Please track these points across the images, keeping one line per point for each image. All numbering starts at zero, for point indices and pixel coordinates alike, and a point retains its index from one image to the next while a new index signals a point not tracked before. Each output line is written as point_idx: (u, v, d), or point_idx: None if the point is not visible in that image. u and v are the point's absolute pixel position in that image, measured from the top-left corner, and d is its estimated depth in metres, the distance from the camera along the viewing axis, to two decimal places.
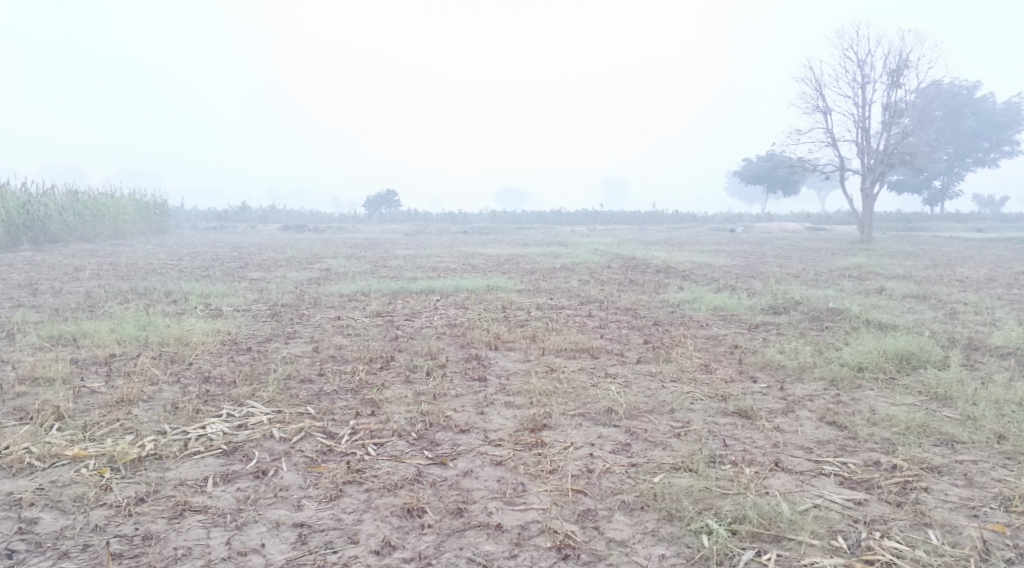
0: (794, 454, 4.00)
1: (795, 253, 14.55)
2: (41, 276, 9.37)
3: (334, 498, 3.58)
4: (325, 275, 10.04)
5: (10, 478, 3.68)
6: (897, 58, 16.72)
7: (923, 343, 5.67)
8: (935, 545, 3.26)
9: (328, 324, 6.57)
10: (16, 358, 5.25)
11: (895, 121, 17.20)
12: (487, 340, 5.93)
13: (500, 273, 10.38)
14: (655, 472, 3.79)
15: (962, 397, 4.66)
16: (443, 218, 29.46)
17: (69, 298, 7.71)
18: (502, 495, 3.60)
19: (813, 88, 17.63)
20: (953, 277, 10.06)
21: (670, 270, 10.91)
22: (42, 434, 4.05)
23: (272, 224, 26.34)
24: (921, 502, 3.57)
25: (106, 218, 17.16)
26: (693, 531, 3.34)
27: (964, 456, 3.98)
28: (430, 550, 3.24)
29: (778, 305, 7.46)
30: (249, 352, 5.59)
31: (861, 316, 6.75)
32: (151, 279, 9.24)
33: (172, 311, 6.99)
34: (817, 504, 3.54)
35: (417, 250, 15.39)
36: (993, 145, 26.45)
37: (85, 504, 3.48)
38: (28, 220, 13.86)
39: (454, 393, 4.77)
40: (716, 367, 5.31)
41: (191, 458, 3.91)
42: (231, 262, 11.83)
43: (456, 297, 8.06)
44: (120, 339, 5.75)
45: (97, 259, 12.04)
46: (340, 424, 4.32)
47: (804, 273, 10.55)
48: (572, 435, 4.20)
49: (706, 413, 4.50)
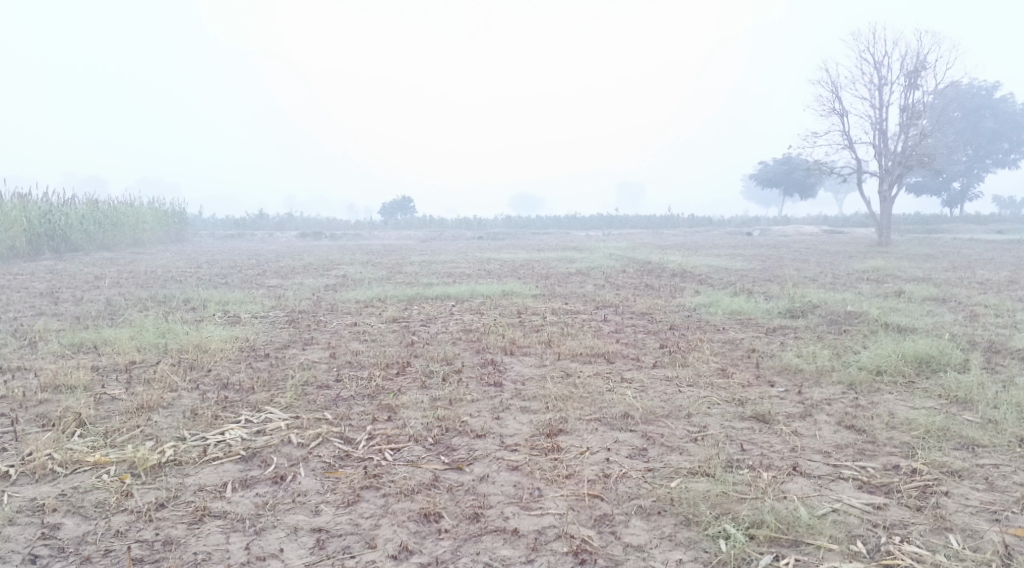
0: (812, 458, 3.97)
1: (812, 256, 14.43)
2: (62, 285, 9.49)
3: (351, 503, 3.60)
4: (342, 282, 10.11)
5: (33, 485, 3.73)
6: (915, 59, 16.57)
7: (943, 346, 5.60)
8: (956, 550, 3.23)
9: (345, 330, 6.61)
10: (39, 365, 5.33)
11: (913, 123, 17.06)
12: (503, 345, 5.94)
13: (515, 278, 10.42)
14: (672, 477, 3.78)
15: (983, 400, 4.62)
16: (458, 223, 29.58)
17: (90, 306, 7.81)
18: (518, 500, 3.60)
19: (830, 90, 17.48)
20: (973, 280, 9.92)
21: (686, 274, 10.86)
22: (64, 441, 4.10)
23: (288, 231, 26.54)
24: (941, 507, 3.53)
25: (125, 226, 17.37)
26: (710, 536, 3.33)
27: (985, 460, 3.94)
28: (447, 555, 3.25)
29: (796, 309, 7.41)
30: (266, 359, 5.64)
31: (880, 319, 6.69)
32: (170, 287, 9.33)
33: (191, 318, 7.06)
34: (835, 509, 3.52)
35: (432, 255, 15.48)
36: (1013, 146, 26.14)
37: (106, 509, 3.52)
38: (49, 230, 14.10)
39: (470, 399, 4.78)
40: (734, 372, 5.29)
41: (210, 464, 3.94)
42: (249, 270, 11.93)
43: (472, 302, 8.09)
44: (140, 346, 5.82)
45: (117, 267, 12.19)
46: (357, 429, 4.34)
47: (821, 277, 10.47)
48: (588, 440, 4.19)
49: (723, 417, 4.48)
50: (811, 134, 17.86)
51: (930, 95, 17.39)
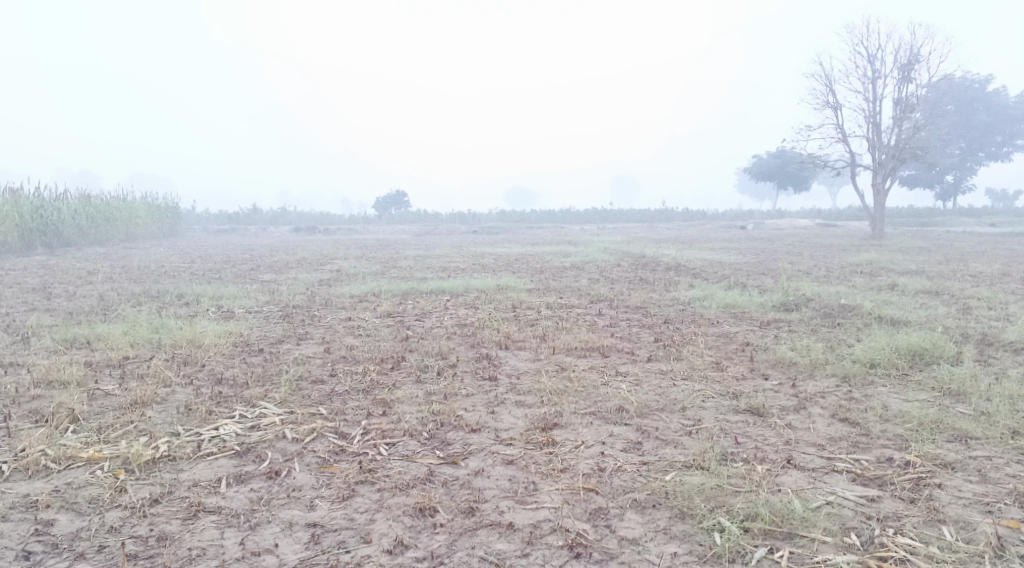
0: (806, 452, 3.98)
1: (806, 250, 14.43)
2: (55, 280, 9.46)
3: (346, 498, 3.59)
4: (336, 276, 10.08)
5: (26, 481, 3.72)
6: (908, 53, 16.60)
7: (936, 339, 5.62)
8: (949, 542, 3.24)
9: (339, 325, 6.61)
10: (32, 361, 5.31)
11: (907, 116, 17.09)
12: (498, 339, 5.95)
13: (509, 272, 10.43)
14: (667, 470, 3.79)
15: (976, 392, 4.64)
16: (453, 217, 29.54)
17: (83, 301, 7.79)
18: (514, 494, 3.61)
19: (824, 84, 17.51)
20: (966, 272, 9.96)
21: (680, 268, 10.86)
22: (57, 437, 4.09)
23: (283, 226, 26.58)
24: (935, 499, 3.55)
25: (117, 221, 17.27)
26: (705, 529, 3.33)
27: (978, 452, 3.95)
28: (442, 549, 3.24)
29: (790, 302, 7.44)
30: (261, 354, 5.63)
31: (873, 312, 6.72)
32: (163, 282, 9.30)
33: (184, 313, 7.05)
34: (829, 501, 3.53)
35: (427, 250, 15.54)
36: (1005, 139, 26.19)
37: (100, 505, 3.51)
38: (42, 225, 14.05)
39: (465, 393, 4.77)
40: (728, 365, 5.30)
41: (204, 459, 3.93)
42: (243, 264, 11.90)
43: (467, 296, 8.09)
44: (133, 341, 5.81)
45: (110, 262, 12.15)
46: (352, 424, 4.34)
47: (815, 270, 10.51)
48: (583, 434, 4.20)
49: (717, 411, 4.49)
50: (805, 128, 17.92)
51: (924, 88, 17.40)
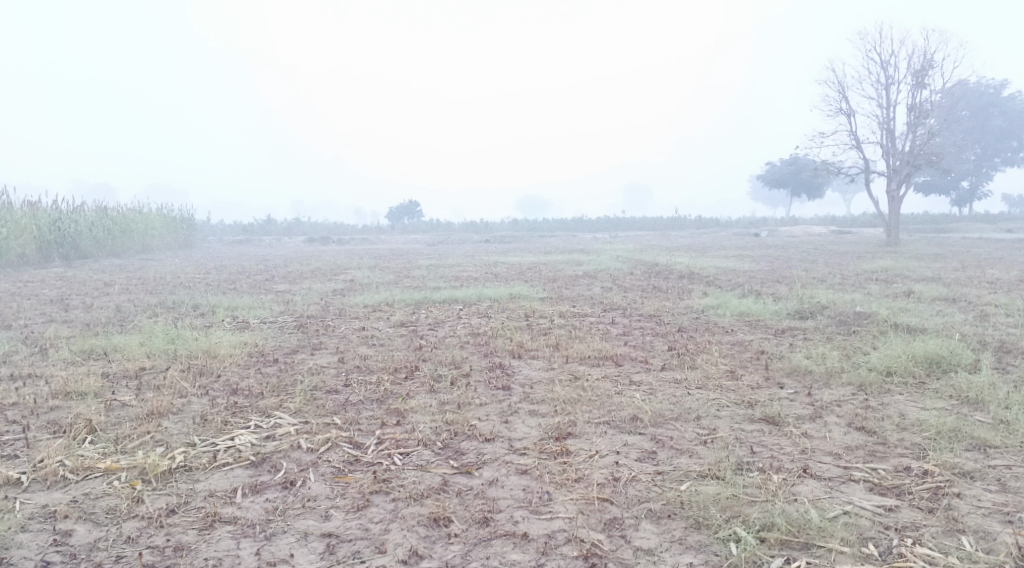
0: (823, 461, 3.95)
1: (821, 257, 14.33)
2: (73, 292, 9.55)
3: (361, 508, 3.60)
4: (349, 286, 10.12)
5: (44, 491, 3.75)
6: (922, 58, 16.54)
7: (953, 346, 5.56)
8: (969, 552, 3.20)
9: (353, 334, 6.64)
10: (50, 372, 5.36)
11: (922, 121, 16.99)
12: (511, 348, 5.96)
13: (522, 281, 10.44)
14: (682, 480, 3.77)
15: (994, 400, 4.59)
16: (465, 227, 29.58)
17: (99, 312, 7.86)
18: (528, 504, 3.60)
19: (837, 91, 17.49)
20: (982, 279, 9.87)
21: (693, 276, 10.83)
22: (75, 447, 4.12)
23: (297, 236, 26.69)
24: (953, 508, 3.51)
25: (134, 233, 17.44)
26: (721, 539, 3.31)
27: (998, 461, 3.91)
28: (456, 559, 3.24)
29: (805, 309, 7.41)
30: (276, 364, 5.65)
31: (889, 319, 6.67)
32: (179, 293, 9.38)
33: (200, 324, 7.10)
34: (847, 511, 3.50)
35: (440, 259, 15.58)
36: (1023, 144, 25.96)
37: (117, 516, 3.53)
38: (60, 237, 14.19)
39: (479, 402, 4.78)
40: (742, 374, 5.27)
41: (220, 469, 3.95)
42: (257, 275, 11.98)
43: (479, 305, 8.10)
44: (150, 352, 5.85)
45: (126, 273, 12.25)
46: (366, 434, 4.35)
47: (830, 277, 10.46)
48: (597, 443, 4.19)
49: (732, 420, 4.46)
50: (818, 135, 17.88)
51: (938, 93, 17.32)
